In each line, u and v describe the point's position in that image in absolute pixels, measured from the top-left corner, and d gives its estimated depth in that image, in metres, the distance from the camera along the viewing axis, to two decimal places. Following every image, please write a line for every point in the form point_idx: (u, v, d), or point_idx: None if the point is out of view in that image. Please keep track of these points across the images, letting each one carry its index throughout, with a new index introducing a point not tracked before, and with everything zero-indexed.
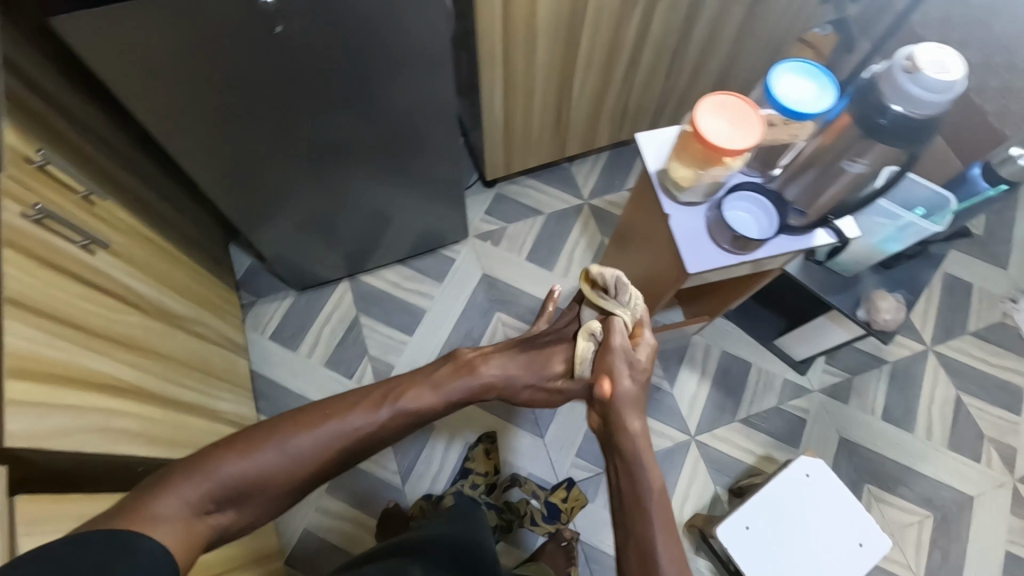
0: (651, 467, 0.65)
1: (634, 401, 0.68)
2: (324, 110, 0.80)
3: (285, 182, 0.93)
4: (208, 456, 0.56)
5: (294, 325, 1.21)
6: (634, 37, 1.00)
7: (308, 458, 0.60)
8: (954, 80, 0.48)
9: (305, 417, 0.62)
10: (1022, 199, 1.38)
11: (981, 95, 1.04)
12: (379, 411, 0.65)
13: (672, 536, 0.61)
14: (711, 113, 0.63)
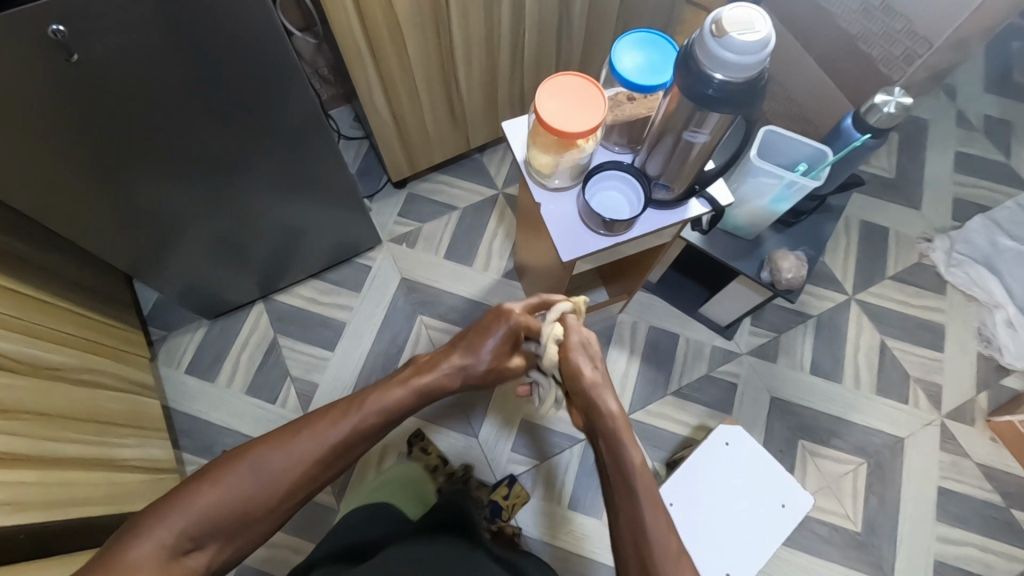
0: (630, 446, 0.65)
1: (610, 388, 0.69)
2: (210, 131, 0.76)
3: (184, 210, 0.88)
4: (186, 492, 0.57)
5: (210, 355, 1.17)
6: (510, 20, 0.97)
7: (280, 480, 0.59)
8: (765, 37, 0.46)
9: (272, 441, 0.61)
10: (930, 139, 1.40)
11: (865, 41, 1.03)
12: (343, 422, 0.63)
13: (657, 510, 0.62)
14: (553, 97, 0.61)
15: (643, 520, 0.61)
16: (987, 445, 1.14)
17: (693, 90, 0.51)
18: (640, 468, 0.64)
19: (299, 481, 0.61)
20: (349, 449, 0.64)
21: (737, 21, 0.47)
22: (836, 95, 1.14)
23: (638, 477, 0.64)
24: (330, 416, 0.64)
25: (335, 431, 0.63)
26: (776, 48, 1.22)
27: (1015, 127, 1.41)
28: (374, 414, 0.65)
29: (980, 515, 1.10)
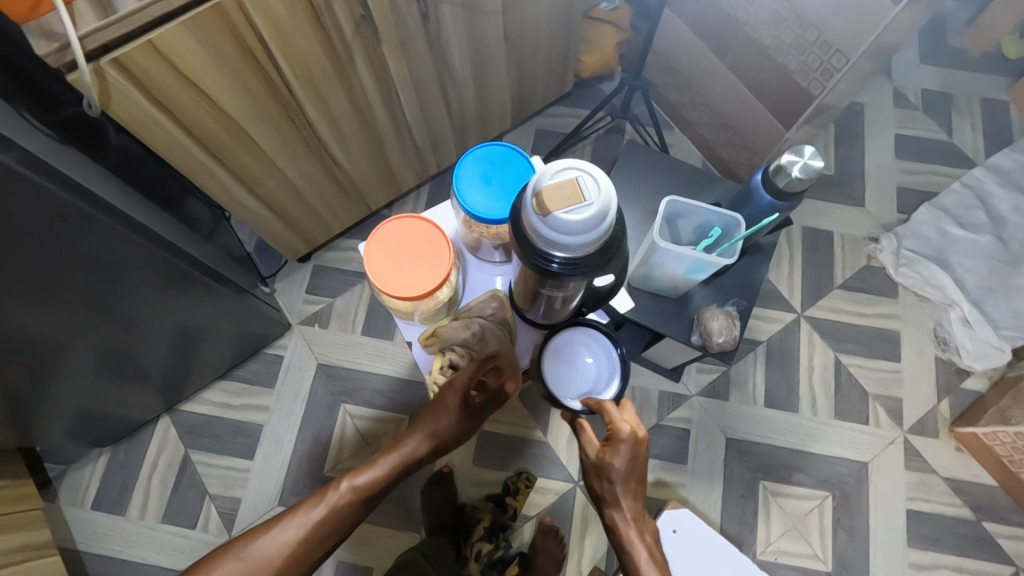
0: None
1: (637, 504, 0.57)
2: (63, 246, 0.65)
3: (51, 339, 0.76)
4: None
5: (116, 485, 1.07)
6: (375, 86, 0.84)
7: (272, 566, 0.50)
8: (599, 210, 0.36)
9: (265, 526, 0.52)
10: (869, 124, 1.30)
11: (780, 52, 0.92)
12: (337, 500, 0.53)
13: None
14: (384, 250, 0.51)
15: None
16: (954, 456, 1.09)
17: (535, 264, 0.41)
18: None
19: (292, 567, 0.51)
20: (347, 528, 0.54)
21: (561, 194, 0.36)
22: (759, 108, 1.03)
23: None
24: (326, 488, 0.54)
25: (331, 509, 0.53)
26: (689, 58, 1.10)
27: (955, 99, 1.32)
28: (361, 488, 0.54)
29: (952, 533, 1.05)
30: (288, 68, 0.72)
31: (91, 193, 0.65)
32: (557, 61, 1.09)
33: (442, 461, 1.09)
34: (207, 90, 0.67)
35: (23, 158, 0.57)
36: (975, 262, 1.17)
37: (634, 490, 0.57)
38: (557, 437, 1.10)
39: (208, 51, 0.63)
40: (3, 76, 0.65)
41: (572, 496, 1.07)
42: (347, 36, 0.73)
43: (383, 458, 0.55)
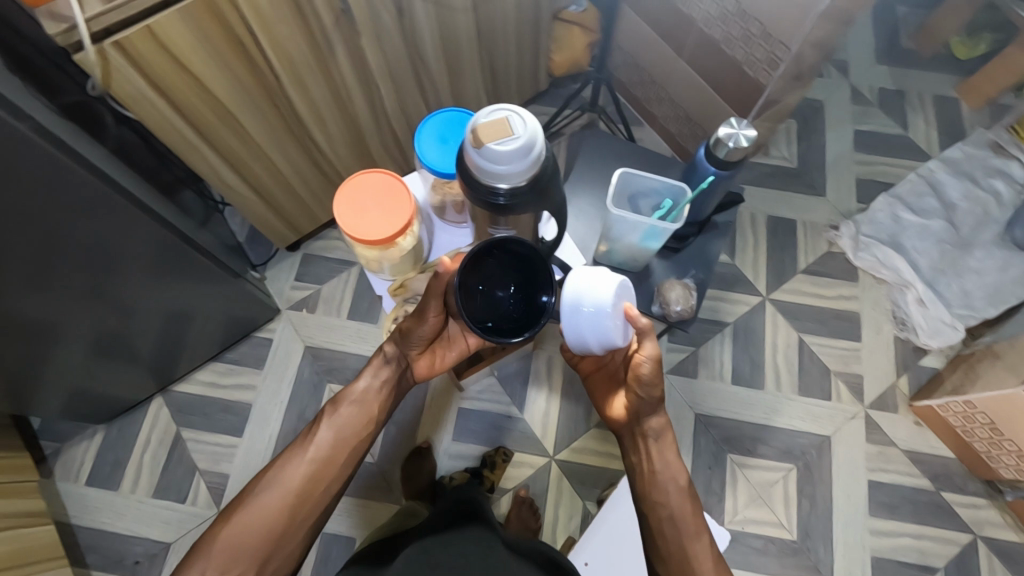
0: (675, 474, 0.65)
1: (664, 422, 0.66)
2: (67, 215, 0.71)
3: (51, 310, 0.81)
4: (239, 503, 0.64)
5: (109, 462, 1.12)
6: (355, 78, 0.91)
7: (308, 470, 0.65)
8: (526, 144, 0.44)
9: (290, 449, 0.67)
10: (828, 119, 1.37)
11: (731, 46, 1.00)
12: (341, 411, 0.68)
13: (696, 528, 0.64)
14: (353, 201, 0.58)
15: (685, 544, 0.63)
16: (912, 429, 1.15)
17: (478, 197, 0.49)
18: (682, 497, 0.65)
19: (323, 466, 0.66)
20: (360, 429, 0.68)
21: (494, 131, 0.44)
22: (717, 101, 1.10)
23: (681, 500, 0.65)
24: (332, 407, 0.69)
25: (340, 416, 0.68)
26: (654, 55, 1.18)
27: (910, 95, 1.39)
28: (347, 410, 0.68)
29: (910, 501, 1.10)
30: (272, 55, 0.78)
31: (97, 167, 0.71)
32: (529, 59, 1.16)
33: (421, 437, 1.14)
34: (197, 72, 0.74)
35: (35, 127, 0.63)
36: (928, 246, 1.23)
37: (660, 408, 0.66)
38: (532, 414, 1.15)
39: (198, 37, 0.70)
40: (14, 61, 0.72)
41: (546, 469, 1.11)
42: (326, 26, 0.80)
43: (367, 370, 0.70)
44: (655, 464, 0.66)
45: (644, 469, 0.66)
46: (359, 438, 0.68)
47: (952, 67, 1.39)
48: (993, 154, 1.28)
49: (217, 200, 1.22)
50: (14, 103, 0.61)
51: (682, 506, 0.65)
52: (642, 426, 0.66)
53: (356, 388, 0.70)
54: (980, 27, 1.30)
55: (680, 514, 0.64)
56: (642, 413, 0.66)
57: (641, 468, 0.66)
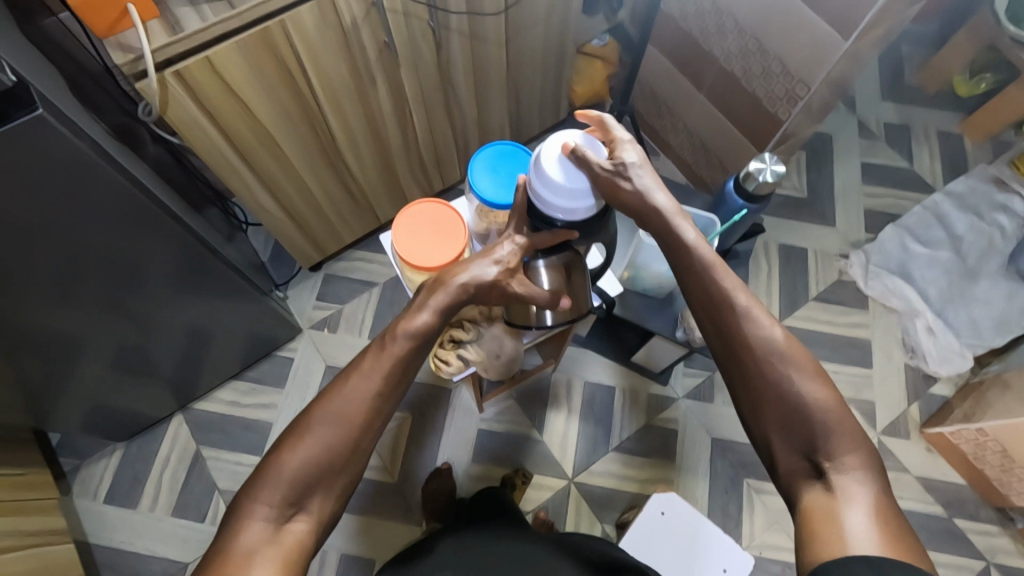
0: (812, 385, 0.50)
1: (770, 315, 0.53)
2: (112, 231, 0.72)
3: (85, 325, 0.82)
4: (267, 463, 0.49)
5: (128, 479, 1.12)
6: (391, 106, 0.94)
7: (351, 425, 0.50)
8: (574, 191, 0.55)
9: (324, 396, 0.51)
10: (836, 151, 1.42)
11: (749, 81, 1.04)
12: (389, 349, 0.52)
13: (850, 458, 0.47)
14: (410, 231, 0.62)
15: (839, 480, 0.47)
16: (924, 455, 1.17)
17: (539, 226, 0.56)
18: (831, 415, 0.49)
19: (370, 419, 0.51)
20: (410, 376, 0.54)
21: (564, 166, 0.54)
22: (735, 133, 1.14)
23: (829, 420, 0.49)
24: (376, 348, 0.53)
25: (388, 360, 0.52)
26: (672, 87, 1.22)
27: (914, 130, 1.44)
28: (418, 332, 0.53)
29: (924, 527, 1.12)
30: (317, 83, 0.81)
31: (145, 185, 0.73)
32: (551, 90, 1.20)
33: (442, 458, 1.14)
34: (247, 100, 0.76)
35: (93, 146, 0.64)
36: (936, 276, 1.27)
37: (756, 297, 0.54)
38: (551, 436, 1.16)
39: (252, 65, 0.72)
40: (70, 84, 0.75)
41: (565, 491, 1.12)
42: (369, 56, 0.83)
43: (434, 301, 0.53)
44: (777, 378, 0.50)
45: (760, 385, 0.51)
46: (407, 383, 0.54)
47: (954, 103, 1.45)
48: (997, 188, 1.32)
49: (242, 220, 1.24)
50: (74, 121, 0.63)
51: (829, 429, 0.48)
52: (736, 320, 0.52)
53: (404, 329, 0.53)
54: (981, 67, 1.36)
55: (827, 438, 0.48)
56: (728, 302, 0.53)
57: (759, 385, 0.51)
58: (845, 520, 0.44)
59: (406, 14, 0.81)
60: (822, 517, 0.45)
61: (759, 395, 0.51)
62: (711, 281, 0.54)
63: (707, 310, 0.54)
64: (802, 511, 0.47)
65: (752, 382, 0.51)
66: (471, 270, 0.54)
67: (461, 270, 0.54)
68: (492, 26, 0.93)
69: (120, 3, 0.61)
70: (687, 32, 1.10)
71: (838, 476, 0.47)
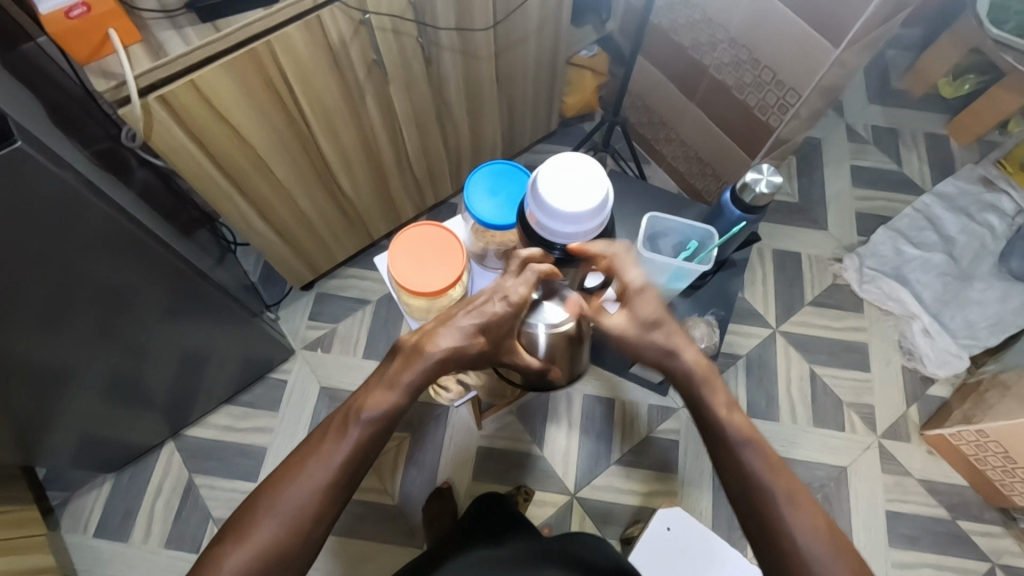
0: (793, 501, 0.52)
1: (748, 430, 0.55)
2: (98, 262, 0.70)
3: (70, 359, 0.79)
4: (217, 552, 0.49)
5: (119, 511, 1.09)
6: (382, 124, 0.93)
7: (301, 518, 0.49)
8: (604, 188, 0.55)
9: (275, 483, 0.51)
10: (827, 155, 1.43)
11: (741, 90, 1.04)
12: (347, 434, 0.52)
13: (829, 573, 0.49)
14: (407, 253, 0.61)
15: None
16: (926, 459, 1.17)
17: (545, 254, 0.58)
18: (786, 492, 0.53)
19: (322, 510, 0.50)
20: (368, 461, 0.53)
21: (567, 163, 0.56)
22: (727, 141, 1.14)
23: (809, 536, 0.51)
24: (335, 430, 0.52)
25: (345, 447, 0.51)
26: (663, 97, 1.22)
27: (902, 133, 1.45)
28: (372, 421, 0.52)
29: (929, 532, 1.12)
30: (307, 104, 0.80)
31: (131, 214, 0.71)
32: (542, 103, 1.20)
33: (441, 478, 1.13)
34: (236, 122, 0.75)
35: (78, 175, 0.62)
36: (930, 278, 1.27)
37: (737, 413, 0.56)
38: (553, 451, 1.15)
39: (241, 87, 0.71)
40: (52, 110, 0.73)
41: (569, 508, 1.11)
42: (359, 74, 0.82)
43: (400, 382, 0.53)
44: (758, 493, 0.53)
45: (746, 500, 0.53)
46: (367, 468, 0.53)
47: (940, 106, 1.46)
48: (984, 188, 1.33)
49: (231, 241, 1.21)
50: (57, 152, 0.61)
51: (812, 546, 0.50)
52: (725, 441, 0.55)
53: (365, 412, 0.52)
54: (965, 69, 1.38)
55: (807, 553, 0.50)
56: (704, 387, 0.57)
57: (744, 499, 0.53)
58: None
59: (396, 32, 0.80)
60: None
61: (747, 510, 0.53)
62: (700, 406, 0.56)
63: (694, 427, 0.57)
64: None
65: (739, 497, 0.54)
66: (445, 341, 0.52)
67: (436, 342, 0.52)
68: (483, 41, 0.92)
69: (102, 29, 0.60)
70: (676, 42, 1.10)
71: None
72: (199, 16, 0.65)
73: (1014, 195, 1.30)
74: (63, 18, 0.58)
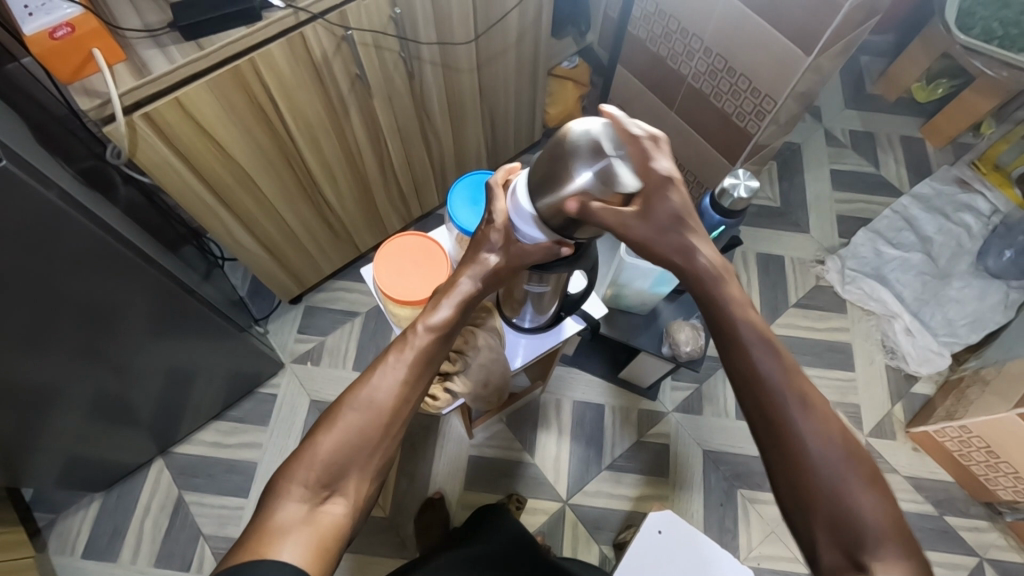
0: (837, 452, 0.45)
1: (790, 370, 0.48)
2: (80, 278, 0.69)
3: (55, 377, 0.79)
4: (299, 448, 0.47)
5: (107, 531, 1.08)
6: (366, 137, 0.94)
7: (379, 414, 0.48)
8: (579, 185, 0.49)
9: (353, 383, 0.50)
10: (807, 160, 1.45)
11: (718, 97, 1.06)
12: (412, 341, 0.52)
13: (875, 536, 0.43)
14: (391, 264, 0.62)
15: (861, 562, 0.42)
16: (912, 456, 1.18)
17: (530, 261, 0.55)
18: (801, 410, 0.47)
19: (397, 410, 0.50)
20: (432, 371, 0.53)
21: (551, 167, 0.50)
22: (706, 147, 1.16)
23: (854, 494, 0.44)
24: (398, 340, 0.52)
25: (412, 353, 0.51)
26: (643, 106, 1.25)
27: (878, 137, 1.48)
28: (435, 328, 0.53)
29: (917, 527, 1.13)
30: (291, 118, 0.80)
31: (115, 229, 0.71)
32: (525, 114, 1.21)
33: (434, 488, 1.12)
34: (219, 137, 0.75)
35: (60, 193, 0.62)
36: (909, 278, 1.30)
37: (775, 352, 0.49)
38: (544, 459, 1.15)
39: (225, 104, 0.72)
40: (36, 130, 0.73)
41: (561, 514, 1.11)
42: (342, 89, 0.83)
43: (449, 298, 0.54)
44: (799, 437, 0.46)
45: (783, 446, 0.46)
46: (431, 378, 0.53)
47: (914, 110, 1.50)
48: (959, 189, 1.37)
49: (218, 256, 1.22)
50: (41, 170, 0.62)
51: (855, 504, 0.44)
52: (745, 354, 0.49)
53: (425, 322, 0.52)
54: (936, 74, 1.42)
55: (852, 510, 0.43)
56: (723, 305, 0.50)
57: (778, 442, 0.46)
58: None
59: (378, 47, 0.81)
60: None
61: (783, 458, 0.46)
62: (736, 343, 0.49)
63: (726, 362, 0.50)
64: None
65: (775, 441, 0.46)
66: (473, 270, 0.55)
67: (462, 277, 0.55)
68: (465, 55, 0.94)
69: (85, 49, 0.61)
70: (654, 53, 1.13)
71: (867, 557, 0.42)
72: (183, 35, 0.65)
73: (989, 195, 1.34)
74: (46, 38, 0.59)
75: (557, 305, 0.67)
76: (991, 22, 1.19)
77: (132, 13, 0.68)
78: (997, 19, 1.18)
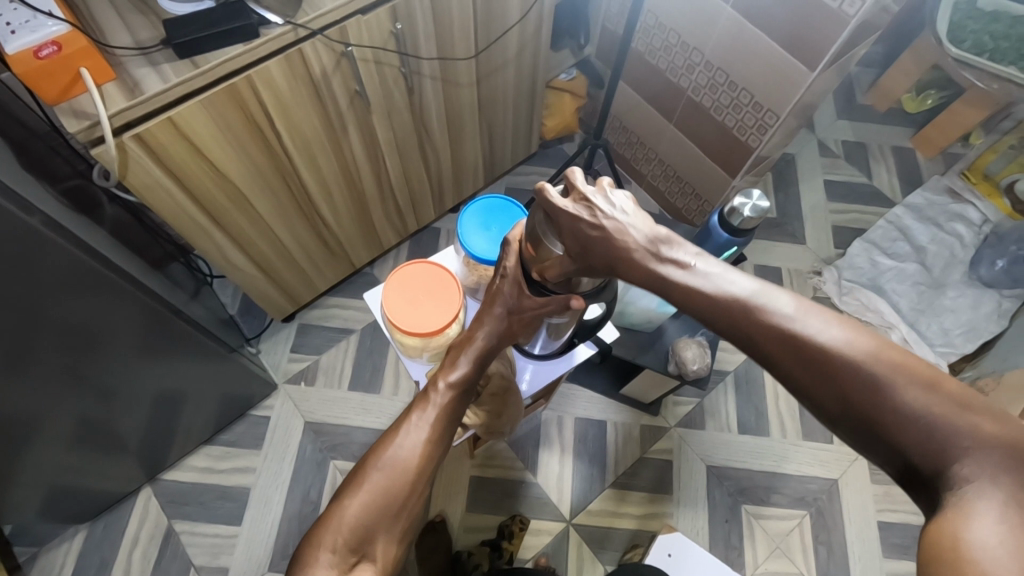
0: (898, 377, 0.36)
1: (808, 311, 0.40)
2: (65, 306, 0.66)
3: (36, 407, 0.75)
4: (327, 512, 0.45)
5: (93, 564, 1.04)
6: (364, 154, 0.91)
7: (405, 472, 0.47)
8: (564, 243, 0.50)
9: (377, 443, 0.49)
10: (801, 170, 1.46)
11: (718, 111, 1.05)
12: (432, 399, 0.51)
13: (973, 461, 0.34)
14: (399, 294, 0.61)
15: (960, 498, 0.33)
16: None
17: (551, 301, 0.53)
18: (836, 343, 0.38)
19: (423, 469, 0.48)
20: (454, 429, 0.52)
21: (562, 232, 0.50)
22: (705, 160, 1.15)
23: (931, 421, 0.35)
24: (419, 399, 0.52)
25: (433, 409, 0.51)
26: (641, 119, 1.24)
27: (870, 147, 1.49)
28: (454, 383, 0.52)
29: None
30: (288, 137, 0.78)
31: (102, 254, 0.68)
32: (523, 127, 1.20)
33: (435, 511, 1.10)
34: (214, 158, 0.72)
35: (43, 219, 0.59)
36: (905, 288, 1.31)
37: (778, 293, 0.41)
38: (546, 478, 1.13)
39: (220, 125, 0.69)
40: (18, 151, 0.70)
41: (566, 534, 1.09)
42: (341, 106, 0.81)
43: (464, 355, 0.54)
44: (838, 376, 0.37)
45: (826, 389, 0.37)
46: (453, 435, 0.51)
47: (905, 120, 1.51)
48: (951, 199, 1.37)
49: (207, 273, 1.18)
50: (25, 197, 0.58)
51: (935, 433, 0.35)
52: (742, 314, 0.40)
53: (444, 379, 0.52)
54: (926, 85, 1.43)
55: (934, 440, 0.35)
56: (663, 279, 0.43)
57: (821, 386, 0.38)
58: (977, 549, 0.31)
59: (378, 63, 0.79)
60: (954, 554, 0.32)
61: (835, 401, 0.37)
62: (724, 304, 0.41)
63: (721, 330, 0.41)
64: (926, 540, 0.34)
65: (816, 387, 0.38)
66: (487, 325, 0.55)
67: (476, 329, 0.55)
68: (465, 69, 0.92)
69: (73, 67, 0.58)
70: (653, 65, 1.12)
71: (963, 489, 0.33)
72: (177, 52, 0.63)
73: (979, 205, 1.34)
74: (31, 58, 0.56)
75: (572, 330, 0.65)
76: (981, 35, 1.20)
77: (122, 30, 0.65)
78: (988, 32, 1.20)
